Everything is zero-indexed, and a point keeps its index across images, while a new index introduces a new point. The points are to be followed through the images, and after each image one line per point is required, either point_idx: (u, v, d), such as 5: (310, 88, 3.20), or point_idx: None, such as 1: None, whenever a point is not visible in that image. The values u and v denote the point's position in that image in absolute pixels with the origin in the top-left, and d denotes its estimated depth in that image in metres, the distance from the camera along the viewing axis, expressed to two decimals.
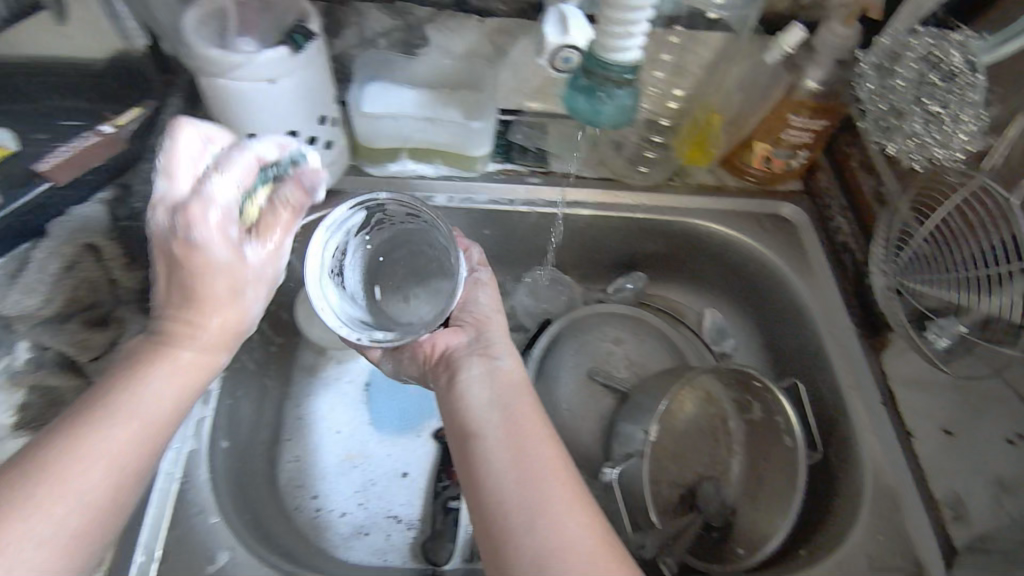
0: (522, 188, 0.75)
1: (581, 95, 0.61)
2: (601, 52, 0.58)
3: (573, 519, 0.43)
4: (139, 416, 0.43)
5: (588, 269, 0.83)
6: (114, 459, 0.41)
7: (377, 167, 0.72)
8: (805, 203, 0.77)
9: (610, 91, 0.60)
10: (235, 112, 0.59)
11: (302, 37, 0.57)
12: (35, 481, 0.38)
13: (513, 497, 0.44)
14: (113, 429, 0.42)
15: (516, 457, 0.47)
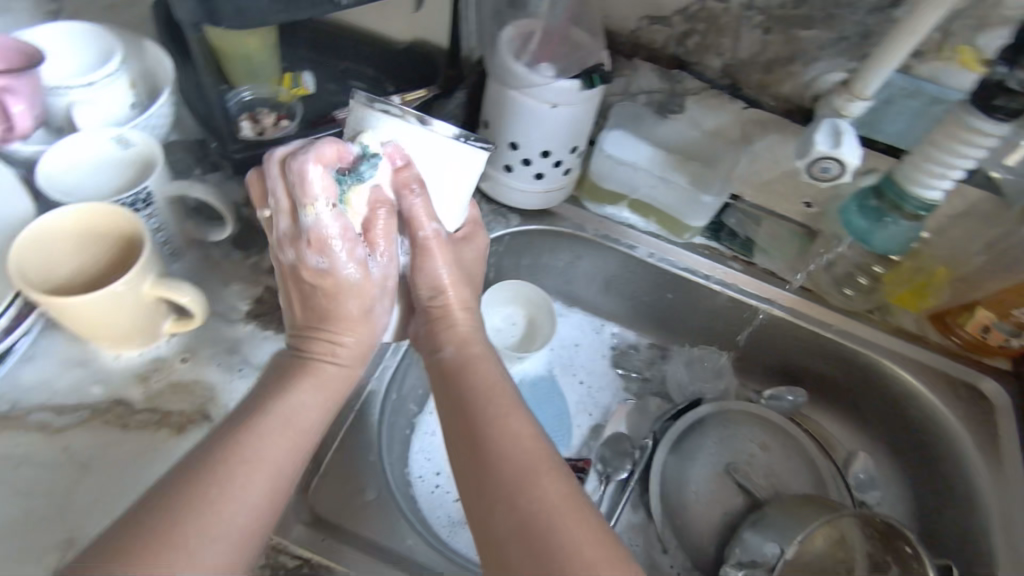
0: (721, 269, 0.76)
1: (866, 213, 0.64)
2: (905, 184, 0.61)
3: (570, 531, 0.44)
4: (287, 449, 0.47)
5: (749, 368, 0.82)
6: (274, 479, 0.45)
7: (595, 204, 0.76)
8: (1010, 385, 0.71)
9: (899, 220, 0.63)
10: (509, 121, 0.65)
11: (599, 78, 0.60)
12: (201, 509, 0.42)
13: (510, 528, 0.45)
14: (265, 457, 0.45)
15: (515, 476, 0.47)
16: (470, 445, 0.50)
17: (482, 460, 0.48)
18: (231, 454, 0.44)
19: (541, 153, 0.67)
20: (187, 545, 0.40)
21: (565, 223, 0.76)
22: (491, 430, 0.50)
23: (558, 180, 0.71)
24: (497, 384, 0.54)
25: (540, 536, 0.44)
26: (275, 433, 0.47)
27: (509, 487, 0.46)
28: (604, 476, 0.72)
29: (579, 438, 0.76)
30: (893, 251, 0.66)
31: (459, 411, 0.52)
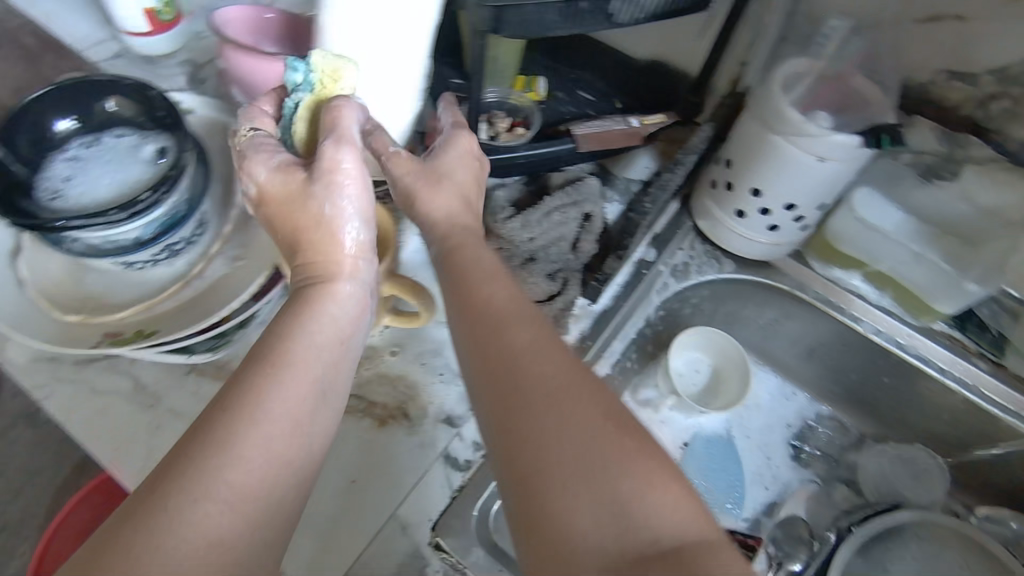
0: (963, 365, 0.66)
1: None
2: None
3: (565, 416, 0.37)
4: (298, 407, 0.39)
5: (967, 478, 0.69)
6: (283, 433, 0.38)
7: (821, 263, 0.69)
8: None
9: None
10: (760, 166, 0.60)
11: (887, 139, 0.54)
12: (209, 487, 0.35)
13: (506, 415, 0.38)
14: (276, 419, 0.38)
15: (552, 424, 0.36)
16: (474, 331, 0.42)
17: (517, 393, 0.38)
18: (196, 486, 0.35)
19: (787, 206, 0.61)
20: (185, 521, 0.33)
21: (785, 279, 0.69)
22: (513, 368, 0.39)
23: (791, 234, 0.65)
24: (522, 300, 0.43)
25: (532, 427, 0.37)
26: (285, 385, 0.39)
27: (505, 375, 0.39)
28: (774, 562, 0.64)
29: (751, 512, 0.69)
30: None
31: (450, 276, 0.46)
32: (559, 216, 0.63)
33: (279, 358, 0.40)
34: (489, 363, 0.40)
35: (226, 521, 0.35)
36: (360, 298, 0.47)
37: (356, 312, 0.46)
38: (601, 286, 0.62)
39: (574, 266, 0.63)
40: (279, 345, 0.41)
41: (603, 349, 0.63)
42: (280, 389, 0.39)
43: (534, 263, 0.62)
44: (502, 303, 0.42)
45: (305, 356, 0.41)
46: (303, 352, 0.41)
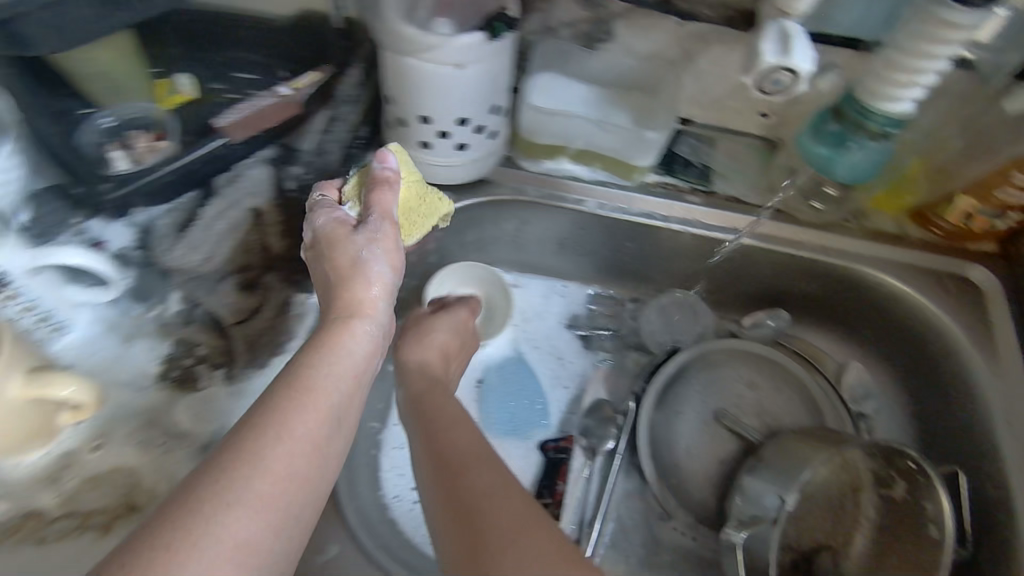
0: (679, 206, 0.69)
1: (827, 139, 0.60)
2: (870, 100, 0.55)
3: (489, 495, 0.45)
4: (318, 427, 0.42)
5: (723, 297, 0.77)
6: (307, 453, 0.40)
7: (530, 161, 0.69)
8: (999, 271, 0.68)
9: (864, 143, 0.58)
10: (413, 92, 0.56)
11: (502, 26, 0.52)
12: (241, 494, 0.36)
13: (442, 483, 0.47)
14: (301, 437, 0.40)
15: (493, 523, 0.43)
16: (442, 475, 0.48)
17: (464, 499, 0.45)
18: (225, 490, 0.36)
19: (458, 122, 0.58)
20: (218, 518, 0.35)
21: (506, 189, 0.69)
22: (458, 479, 0.47)
23: (482, 146, 0.63)
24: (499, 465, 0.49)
25: (471, 502, 0.45)
26: (307, 407, 0.42)
27: (455, 503, 0.46)
28: (589, 452, 0.68)
29: (558, 416, 0.71)
30: (853, 178, 0.61)
31: (417, 418, 0.55)
32: (226, 222, 0.59)
33: (301, 382, 0.43)
34: (440, 468, 0.49)
35: (256, 525, 0.36)
36: (374, 339, 0.51)
37: (368, 353, 0.49)
38: (310, 277, 0.61)
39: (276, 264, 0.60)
40: (306, 372, 0.44)
41: None
42: (302, 412, 0.42)
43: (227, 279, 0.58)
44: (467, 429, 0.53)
45: (321, 376, 0.45)
46: (319, 392, 0.43)
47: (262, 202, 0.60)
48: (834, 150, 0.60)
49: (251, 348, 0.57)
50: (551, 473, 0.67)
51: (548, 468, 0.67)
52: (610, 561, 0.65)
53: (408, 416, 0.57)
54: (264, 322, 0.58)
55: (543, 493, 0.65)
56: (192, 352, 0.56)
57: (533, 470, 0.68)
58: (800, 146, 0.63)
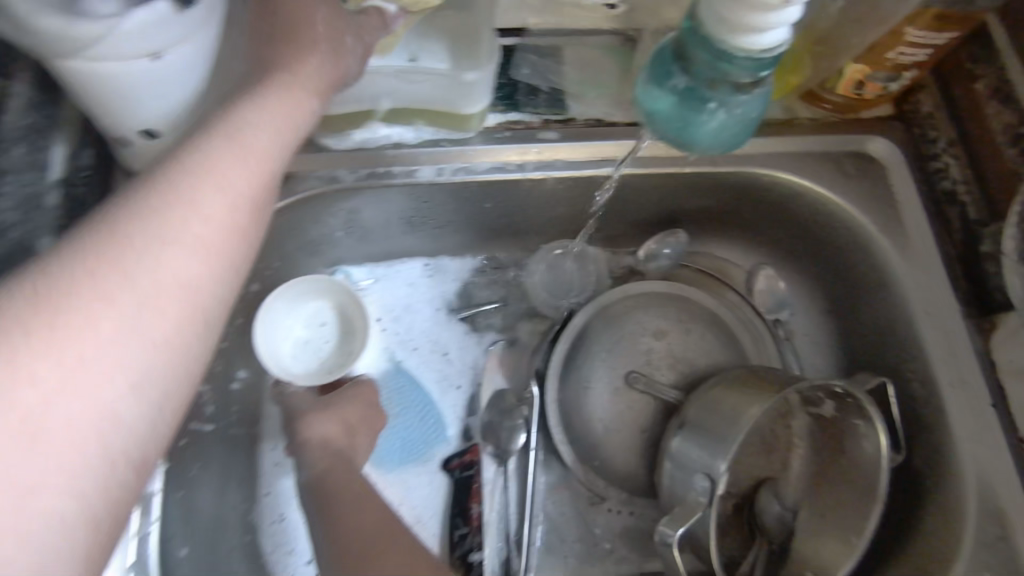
0: (534, 148, 0.56)
1: (675, 99, 0.43)
2: (723, 37, 0.37)
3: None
4: (191, 269, 0.34)
5: (613, 231, 0.66)
6: (176, 305, 0.33)
7: (334, 135, 0.52)
8: (899, 135, 0.60)
9: (725, 100, 0.42)
10: (115, 101, 0.39)
11: None
12: (62, 340, 0.30)
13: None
14: (169, 270, 0.33)
15: None
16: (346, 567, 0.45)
17: None
18: (35, 336, 0.29)
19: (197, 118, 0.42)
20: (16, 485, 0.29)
21: (312, 180, 0.53)
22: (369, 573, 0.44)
23: None
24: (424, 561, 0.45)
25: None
26: (168, 232, 0.34)
27: None
28: (499, 458, 0.59)
29: (458, 423, 0.61)
30: (727, 144, 0.45)
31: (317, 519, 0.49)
32: None
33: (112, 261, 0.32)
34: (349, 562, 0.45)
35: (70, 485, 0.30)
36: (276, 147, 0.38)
37: (263, 172, 0.38)
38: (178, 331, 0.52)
39: None
40: (170, 189, 0.34)
41: None
42: (167, 240, 0.33)
43: None
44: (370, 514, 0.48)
45: (146, 251, 0.33)
46: (191, 221, 0.34)
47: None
48: (689, 113, 0.43)
49: None
50: (463, 496, 0.58)
51: (460, 492, 0.58)
52: (547, 569, 0.58)
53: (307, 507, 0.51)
54: None
55: (457, 521, 0.57)
56: None
57: (443, 495, 0.59)
58: (640, 109, 0.47)
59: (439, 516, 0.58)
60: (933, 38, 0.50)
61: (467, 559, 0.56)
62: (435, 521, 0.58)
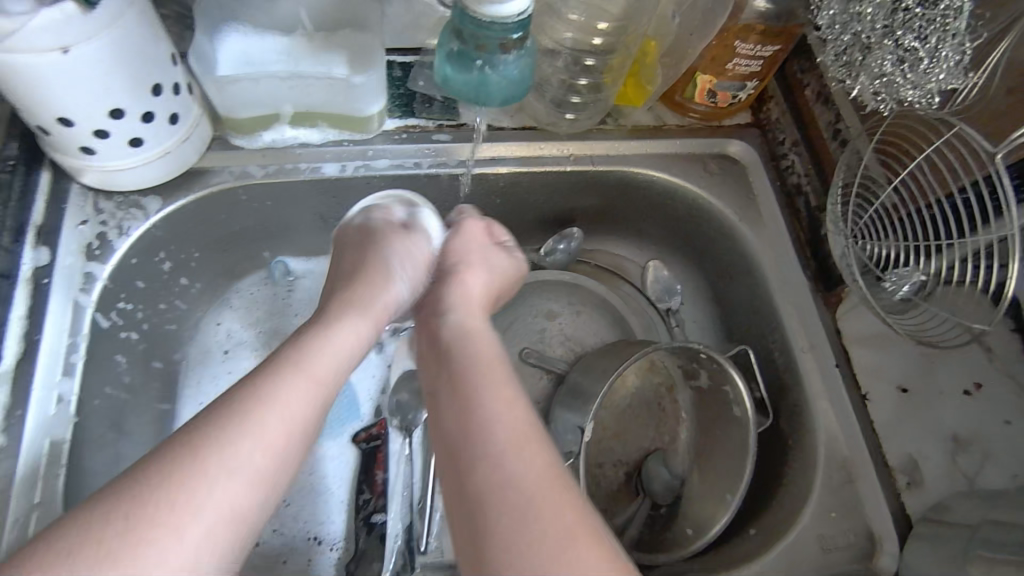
0: (428, 148, 0.63)
1: (459, 65, 0.52)
2: (476, 13, 0.46)
3: (521, 459, 0.41)
4: (314, 381, 0.43)
5: (517, 229, 0.74)
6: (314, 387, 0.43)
7: (247, 138, 0.60)
8: (755, 138, 0.69)
9: (493, 60, 0.51)
10: (29, 94, 0.45)
11: None
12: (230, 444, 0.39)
13: (453, 438, 0.44)
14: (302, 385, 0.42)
15: (486, 446, 0.42)
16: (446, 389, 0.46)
17: (472, 432, 0.43)
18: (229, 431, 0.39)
19: (113, 114, 0.48)
20: (166, 509, 0.36)
21: (225, 176, 0.59)
22: (449, 380, 0.47)
23: (165, 133, 0.53)
24: (519, 398, 0.45)
25: (470, 476, 0.41)
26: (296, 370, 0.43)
27: (459, 443, 0.43)
28: (405, 429, 0.63)
29: (369, 403, 0.66)
30: (510, 100, 0.54)
31: (428, 342, 0.51)
32: None
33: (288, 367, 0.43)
34: (454, 366, 0.47)
35: (242, 487, 0.38)
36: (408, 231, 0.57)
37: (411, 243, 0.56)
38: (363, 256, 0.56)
39: None
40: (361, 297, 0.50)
41: (61, 398, 0.49)
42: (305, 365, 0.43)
43: None
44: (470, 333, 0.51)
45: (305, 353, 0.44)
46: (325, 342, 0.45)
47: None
48: (474, 78, 0.53)
49: None
50: (369, 466, 0.62)
51: (366, 462, 0.62)
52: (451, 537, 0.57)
53: (422, 344, 0.51)
54: None
55: (362, 487, 0.61)
56: None
57: (351, 467, 0.63)
58: (440, 78, 0.55)
59: (346, 486, 0.62)
60: (761, 50, 0.59)
61: (370, 521, 0.60)
62: (342, 491, 0.62)
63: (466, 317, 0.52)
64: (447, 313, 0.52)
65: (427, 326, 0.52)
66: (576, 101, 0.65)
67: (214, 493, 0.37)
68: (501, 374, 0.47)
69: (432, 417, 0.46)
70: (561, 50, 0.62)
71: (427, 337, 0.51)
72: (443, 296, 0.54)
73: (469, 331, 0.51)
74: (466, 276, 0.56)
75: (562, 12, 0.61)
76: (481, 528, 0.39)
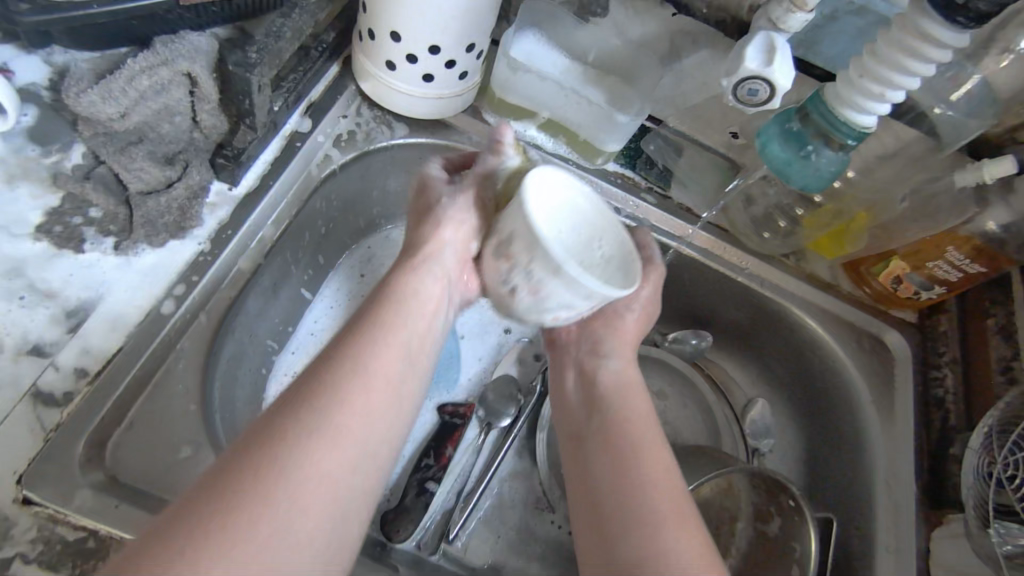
0: (633, 201, 0.69)
1: (786, 141, 0.55)
2: (836, 106, 0.52)
3: (676, 534, 0.40)
4: (391, 368, 0.43)
5: None
6: (394, 381, 0.43)
7: (496, 117, 0.67)
8: (914, 340, 0.70)
9: (821, 149, 0.54)
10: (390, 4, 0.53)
11: None
12: (292, 452, 0.37)
13: (607, 496, 0.43)
14: (377, 375, 0.42)
15: (642, 514, 0.41)
16: (602, 444, 0.46)
17: (624, 497, 0.42)
18: (284, 438, 0.37)
19: (431, 49, 0.56)
20: (305, 471, 0.36)
21: (467, 138, 0.66)
22: (603, 429, 0.47)
23: (451, 83, 0.60)
24: (669, 467, 0.44)
25: (622, 542, 0.40)
26: (374, 358, 0.43)
27: (608, 502, 0.43)
28: (485, 424, 0.63)
29: (466, 385, 0.67)
30: (810, 189, 0.57)
31: (580, 383, 0.52)
32: (152, 80, 0.49)
33: (365, 359, 0.42)
34: (608, 421, 0.47)
35: (349, 497, 0.38)
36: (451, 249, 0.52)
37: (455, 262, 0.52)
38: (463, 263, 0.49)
39: (200, 146, 0.53)
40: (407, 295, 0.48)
41: (264, 240, 0.54)
42: (383, 365, 0.43)
43: (141, 143, 0.50)
44: (613, 383, 0.50)
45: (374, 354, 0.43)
46: (403, 329, 0.45)
47: (200, 69, 0.49)
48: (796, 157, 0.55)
49: (152, 222, 0.50)
50: (442, 437, 0.62)
51: (441, 432, 0.63)
52: (476, 540, 0.60)
53: (574, 390, 0.52)
54: (171, 201, 0.51)
55: (429, 452, 0.61)
56: (82, 210, 0.49)
57: (427, 430, 0.64)
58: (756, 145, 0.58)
59: (414, 444, 0.63)
60: (966, 265, 0.61)
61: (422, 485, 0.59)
62: (408, 446, 0.63)
63: (623, 367, 0.52)
64: (607, 355, 0.52)
65: (584, 365, 0.53)
66: (778, 223, 0.70)
67: (306, 491, 0.36)
68: (654, 440, 0.46)
69: (576, 473, 0.46)
70: None
71: (579, 385, 0.52)
72: (603, 338, 0.54)
73: (630, 385, 0.50)
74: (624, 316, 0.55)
75: None
76: None
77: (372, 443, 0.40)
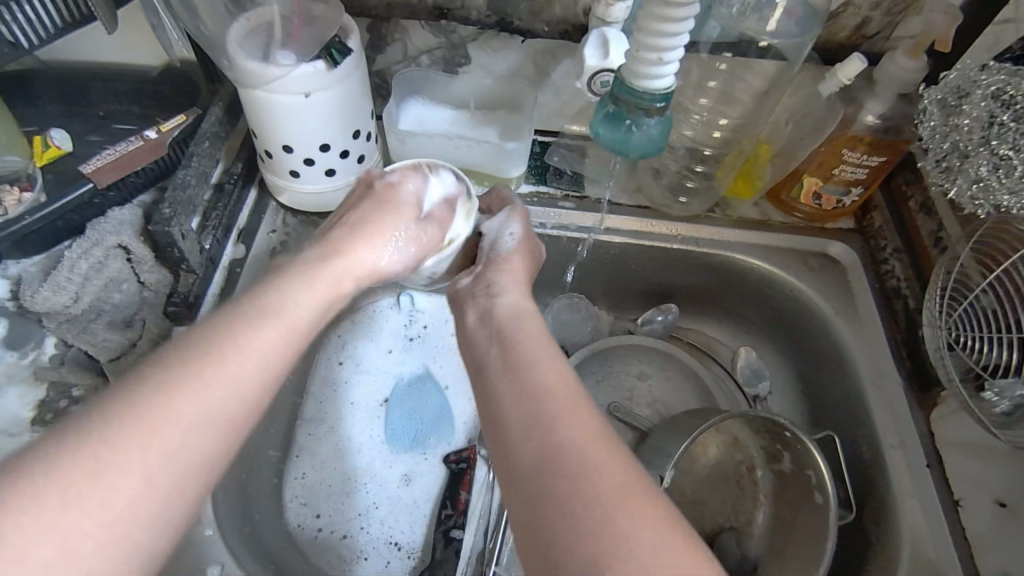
0: (554, 212, 0.73)
1: (608, 123, 0.56)
2: (631, 79, 0.53)
3: (574, 429, 0.39)
4: (254, 368, 0.39)
5: (617, 298, 0.80)
6: (267, 365, 0.40)
7: None
8: (858, 243, 0.73)
9: (641, 120, 0.55)
10: (272, 125, 0.59)
11: (338, 52, 0.56)
12: (118, 435, 0.34)
13: (508, 409, 0.42)
14: (242, 355, 0.39)
15: (538, 422, 0.40)
16: (502, 368, 0.45)
17: (526, 412, 0.41)
18: (115, 422, 0.34)
19: (321, 148, 0.61)
20: (118, 460, 0.33)
21: None
22: (497, 348, 0.47)
23: (352, 170, 0.65)
24: (563, 373, 0.44)
25: (525, 454, 0.39)
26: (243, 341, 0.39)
27: (509, 423, 0.41)
28: None
29: (464, 431, 0.71)
30: (652, 154, 0.57)
31: (478, 321, 0.51)
32: (90, 261, 0.57)
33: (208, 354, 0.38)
34: (507, 343, 0.47)
35: (167, 487, 0.35)
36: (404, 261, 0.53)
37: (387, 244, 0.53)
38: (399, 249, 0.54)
39: (152, 302, 0.59)
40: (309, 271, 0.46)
41: None
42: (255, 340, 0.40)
43: (99, 317, 0.57)
44: (496, 318, 0.50)
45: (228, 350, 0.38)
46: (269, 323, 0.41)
47: (128, 237, 0.58)
48: (622, 133, 0.56)
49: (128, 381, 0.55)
50: (457, 488, 0.67)
51: (454, 483, 0.67)
52: None
53: (472, 332, 0.51)
54: (139, 357, 0.56)
55: (446, 502, 0.66)
56: (66, 392, 0.55)
57: (439, 484, 0.67)
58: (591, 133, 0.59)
59: (431, 500, 0.67)
60: (868, 160, 0.65)
61: (449, 535, 0.65)
62: (426, 504, 0.66)
63: (515, 300, 0.52)
64: (499, 293, 0.52)
65: (478, 305, 0.52)
66: (689, 185, 0.74)
67: (126, 485, 0.33)
68: (547, 351, 0.46)
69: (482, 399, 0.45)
70: (681, 142, 0.72)
71: (473, 318, 0.52)
72: (496, 280, 0.55)
73: (522, 315, 0.50)
74: (513, 258, 0.57)
75: (688, 113, 0.71)
76: (540, 499, 0.37)
77: (207, 455, 0.36)
